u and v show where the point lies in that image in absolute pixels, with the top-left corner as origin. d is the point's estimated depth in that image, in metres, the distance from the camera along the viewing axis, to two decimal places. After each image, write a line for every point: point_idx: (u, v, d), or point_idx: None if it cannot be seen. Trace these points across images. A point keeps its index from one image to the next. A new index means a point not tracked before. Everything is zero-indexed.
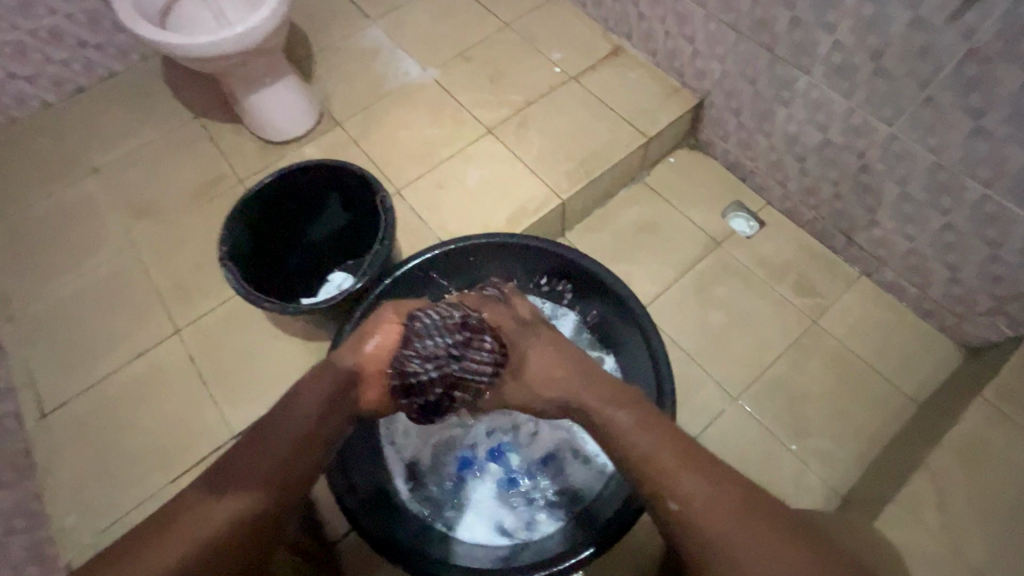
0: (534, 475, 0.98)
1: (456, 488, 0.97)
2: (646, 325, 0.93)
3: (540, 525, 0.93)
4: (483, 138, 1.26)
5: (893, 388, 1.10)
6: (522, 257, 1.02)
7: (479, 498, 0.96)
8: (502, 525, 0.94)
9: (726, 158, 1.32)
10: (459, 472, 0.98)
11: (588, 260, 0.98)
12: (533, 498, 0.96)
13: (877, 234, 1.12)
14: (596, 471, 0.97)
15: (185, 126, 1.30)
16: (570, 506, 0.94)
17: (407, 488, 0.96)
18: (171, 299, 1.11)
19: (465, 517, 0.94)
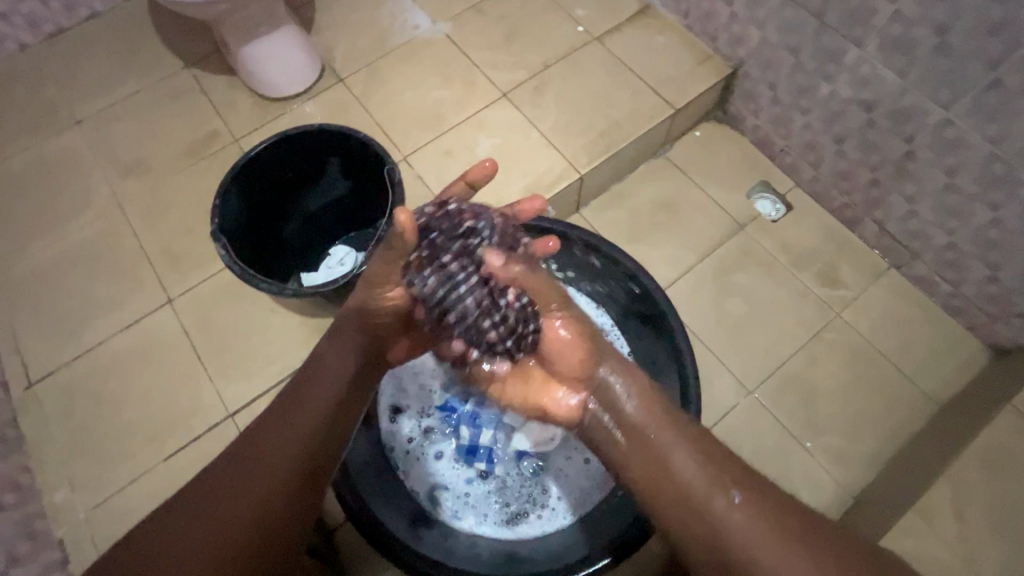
0: (504, 466, 0.93)
1: (427, 439, 0.95)
2: (674, 327, 0.87)
3: (481, 517, 0.90)
4: (496, 103, 1.17)
5: (913, 388, 1.06)
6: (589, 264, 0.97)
7: (444, 457, 0.94)
8: (452, 497, 0.91)
9: (754, 134, 1.23)
10: (439, 424, 0.96)
11: (623, 253, 0.92)
12: (492, 490, 0.92)
13: (913, 225, 1.06)
14: (567, 498, 0.91)
15: (174, 77, 1.21)
16: (516, 516, 0.90)
17: (390, 418, 0.96)
18: (161, 266, 1.05)
19: (422, 471, 0.92)
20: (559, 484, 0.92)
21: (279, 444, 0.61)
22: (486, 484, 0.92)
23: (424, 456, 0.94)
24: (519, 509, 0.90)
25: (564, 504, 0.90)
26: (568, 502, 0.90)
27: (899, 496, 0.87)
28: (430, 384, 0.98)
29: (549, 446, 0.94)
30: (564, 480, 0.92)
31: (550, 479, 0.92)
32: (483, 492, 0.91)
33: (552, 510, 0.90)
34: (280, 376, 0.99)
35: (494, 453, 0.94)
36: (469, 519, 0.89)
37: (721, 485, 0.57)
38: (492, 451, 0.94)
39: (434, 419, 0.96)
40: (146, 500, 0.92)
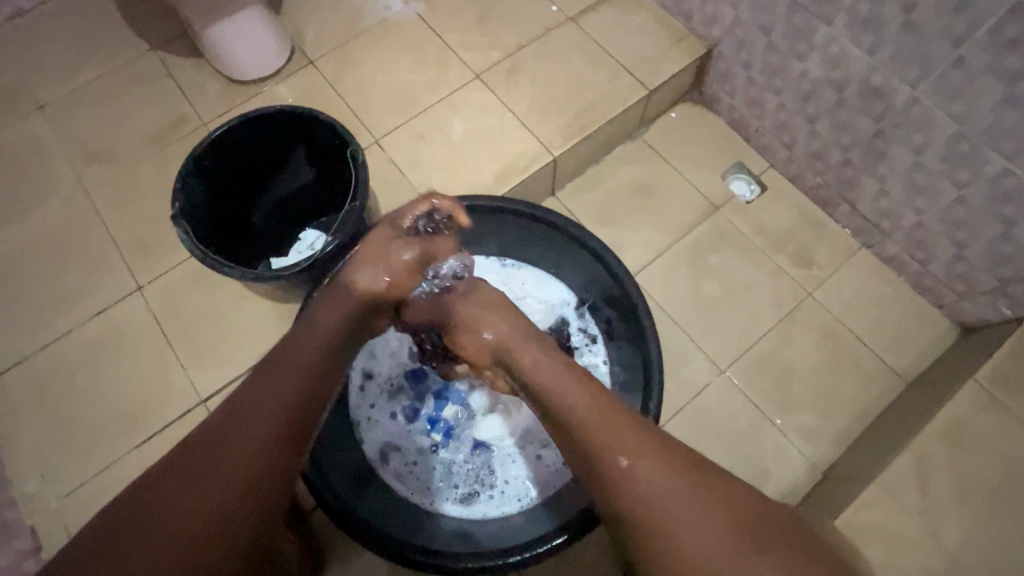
0: (463, 447, 0.95)
1: (393, 408, 0.97)
2: (638, 303, 0.87)
3: (429, 487, 0.92)
4: (469, 85, 1.15)
5: (882, 366, 1.08)
6: (577, 258, 0.96)
7: (407, 428, 0.96)
8: (406, 469, 0.93)
9: (730, 115, 1.23)
10: (406, 392, 0.98)
11: (586, 232, 0.91)
12: (448, 469, 0.93)
13: (883, 204, 1.07)
14: (517, 488, 0.92)
15: (140, 60, 1.18)
16: (463, 492, 0.92)
17: (360, 379, 0.98)
18: (130, 254, 1.04)
19: (380, 432, 0.95)
20: (512, 474, 0.93)
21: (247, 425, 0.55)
22: (440, 456, 0.94)
23: (385, 419, 0.96)
24: (467, 485, 0.92)
25: (512, 494, 0.91)
26: (517, 492, 0.91)
27: (863, 471, 0.89)
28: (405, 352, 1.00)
29: (510, 433, 0.95)
30: (518, 471, 0.93)
31: (505, 467, 0.93)
32: (437, 470, 0.93)
33: (500, 500, 0.91)
34: (252, 362, 0.98)
35: (455, 429, 0.96)
36: (416, 486, 0.92)
37: (608, 450, 0.55)
38: (455, 431, 0.96)
39: (402, 387, 0.98)
40: (118, 488, 0.91)
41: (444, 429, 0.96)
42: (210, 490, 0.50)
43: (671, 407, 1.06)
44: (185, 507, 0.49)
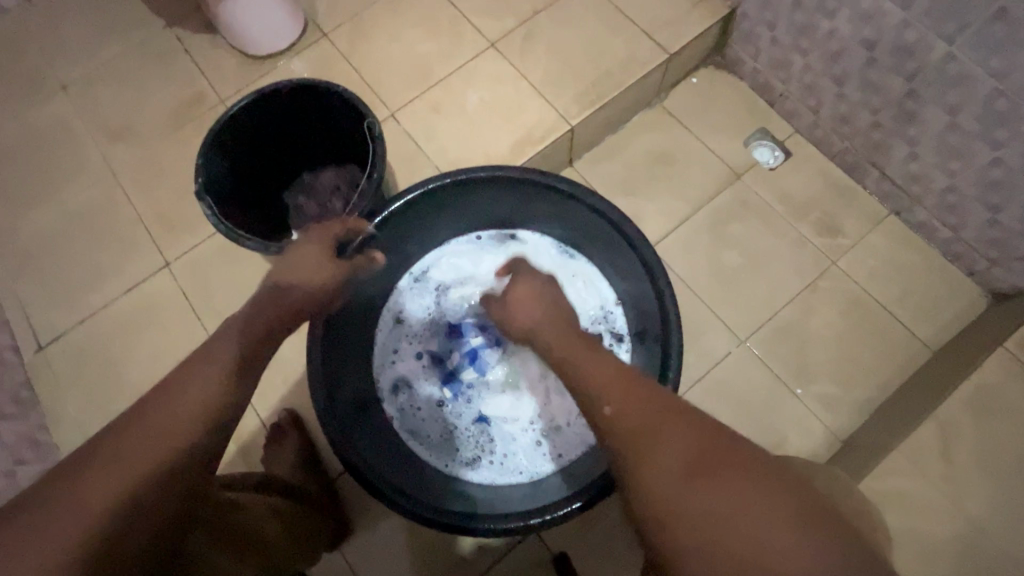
0: (470, 413, 0.96)
1: (415, 360, 0.99)
2: (659, 279, 0.84)
3: (430, 440, 0.94)
4: (484, 54, 1.13)
5: (908, 335, 1.06)
6: (616, 250, 0.92)
7: (424, 382, 0.98)
8: (415, 420, 0.95)
9: (753, 79, 1.19)
10: (434, 344, 1.00)
11: (607, 204, 0.87)
12: (453, 428, 0.95)
13: (913, 168, 1.03)
14: (519, 462, 0.93)
15: (157, 38, 1.18)
16: (461, 453, 0.93)
17: (394, 319, 1.00)
18: (157, 231, 1.07)
19: (399, 375, 0.97)
20: (517, 448, 0.93)
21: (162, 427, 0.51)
22: (449, 413, 0.96)
23: (408, 365, 0.98)
24: (467, 447, 0.94)
25: (512, 468, 0.92)
26: (518, 468, 0.92)
27: (887, 439, 0.88)
28: (445, 304, 1.01)
29: (524, 409, 0.96)
30: (524, 447, 0.93)
31: (510, 440, 0.94)
32: (444, 429, 0.95)
33: (500, 469, 0.92)
34: None
35: (471, 391, 0.97)
36: (418, 436, 0.94)
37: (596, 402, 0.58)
38: (467, 395, 0.97)
39: (432, 337, 1.00)
40: None
41: (460, 389, 0.97)
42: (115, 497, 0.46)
43: (691, 377, 1.06)
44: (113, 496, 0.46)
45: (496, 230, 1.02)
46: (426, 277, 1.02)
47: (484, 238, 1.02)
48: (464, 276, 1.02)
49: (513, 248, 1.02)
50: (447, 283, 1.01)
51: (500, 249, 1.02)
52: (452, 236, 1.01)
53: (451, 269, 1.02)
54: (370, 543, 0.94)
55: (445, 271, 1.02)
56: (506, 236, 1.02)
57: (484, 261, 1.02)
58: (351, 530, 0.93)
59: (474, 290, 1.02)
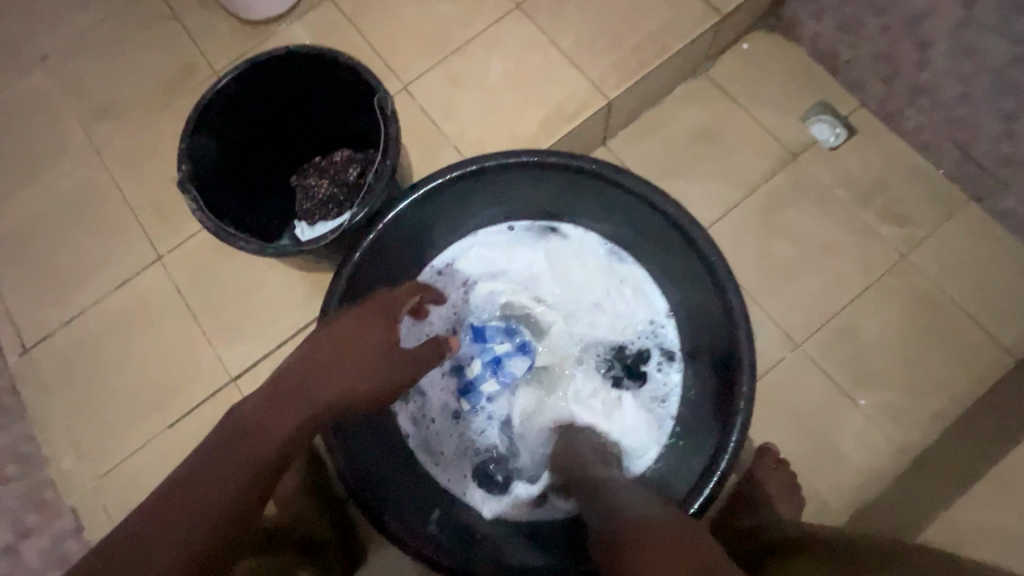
0: (494, 430, 0.87)
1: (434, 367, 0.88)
2: (728, 288, 0.72)
3: (450, 458, 0.85)
4: (508, 17, 0.99)
5: (988, 340, 0.94)
6: (668, 246, 0.81)
7: (445, 392, 0.88)
8: (433, 439, 0.86)
9: (815, 44, 1.05)
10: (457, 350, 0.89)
11: (662, 197, 0.75)
12: (475, 446, 0.86)
13: (1006, 148, 0.89)
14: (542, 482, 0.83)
15: (141, 1, 1.06)
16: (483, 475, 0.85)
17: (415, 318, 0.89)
18: (148, 220, 0.96)
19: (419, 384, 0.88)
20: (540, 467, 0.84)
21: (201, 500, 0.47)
22: (471, 430, 0.87)
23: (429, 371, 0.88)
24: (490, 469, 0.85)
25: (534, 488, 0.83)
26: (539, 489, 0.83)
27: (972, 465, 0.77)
28: (472, 303, 0.90)
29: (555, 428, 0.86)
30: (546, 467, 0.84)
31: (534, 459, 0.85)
32: (464, 448, 0.86)
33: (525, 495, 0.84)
34: (281, 337, 0.92)
35: (497, 406, 0.88)
36: (437, 454, 0.85)
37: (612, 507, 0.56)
38: (491, 410, 0.87)
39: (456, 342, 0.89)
40: (153, 467, 0.88)
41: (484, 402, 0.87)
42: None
43: None
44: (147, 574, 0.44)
45: (532, 222, 0.90)
46: (453, 270, 0.90)
47: (517, 229, 0.91)
48: (495, 271, 0.91)
49: (552, 242, 0.90)
50: (477, 278, 0.90)
51: (536, 242, 0.91)
52: (482, 226, 0.89)
53: (481, 262, 0.90)
54: None
55: (474, 264, 0.90)
56: (544, 228, 0.91)
57: (519, 256, 0.91)
58: (362, 556, 0.85)
59: (505, 288, 0.90)
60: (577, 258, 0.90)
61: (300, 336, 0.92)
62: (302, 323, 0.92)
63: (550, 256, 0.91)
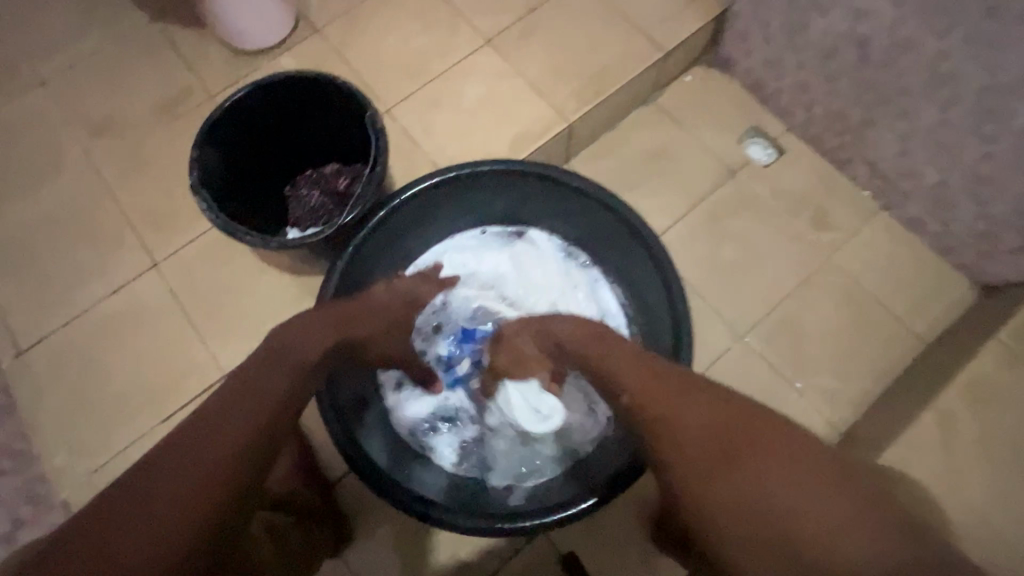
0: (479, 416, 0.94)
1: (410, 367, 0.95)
2: (672, 280, 0.84)
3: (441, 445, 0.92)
4: (480, 50, 1.12)
5: (902, 328, 1.07)
6: (619, 242, 0.92)
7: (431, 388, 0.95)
8: (423, 429, 0.93)
9: (746, 77, 1.21)
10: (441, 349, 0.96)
11: (612, 196, 0.87)
12: (463, 433, 0.93)
13: (905, 164, 1.05)
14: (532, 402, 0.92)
15: (141, 31, 1.15)
16: (472, 458, 0.92)
17: None
18: (145, 230, 1.03)
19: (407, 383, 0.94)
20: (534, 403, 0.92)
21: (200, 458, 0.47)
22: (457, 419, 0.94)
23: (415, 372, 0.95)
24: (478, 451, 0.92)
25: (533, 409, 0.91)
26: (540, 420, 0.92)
27: (887, 430, 0.88)
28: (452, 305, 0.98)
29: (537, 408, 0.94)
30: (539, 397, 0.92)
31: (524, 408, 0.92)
32: (453, 434, 0.93)
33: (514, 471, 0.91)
34: None
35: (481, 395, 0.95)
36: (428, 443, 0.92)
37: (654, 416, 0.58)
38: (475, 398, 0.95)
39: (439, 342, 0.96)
40: None
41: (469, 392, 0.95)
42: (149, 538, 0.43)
43: None
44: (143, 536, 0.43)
45: (501, 227, 1.01)
46: None
47: (488, 233, 1.01)
48: (467, 272, 1.00)
49: (519, 245, 1.01)
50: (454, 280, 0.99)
51: (504, 246, 1.01)
52: (458, 230, 1.00)
53: (456, 264, 1.00)
54: (372, 547, 0.91)
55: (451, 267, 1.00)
56: (511, 234, 1.02)
57: (488, 258, 1.01)
58: (350, 535, 0.91)
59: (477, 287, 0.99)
60: (539, 257, 1.00)
61: None
62: None
63: (516, 258, 1.01)
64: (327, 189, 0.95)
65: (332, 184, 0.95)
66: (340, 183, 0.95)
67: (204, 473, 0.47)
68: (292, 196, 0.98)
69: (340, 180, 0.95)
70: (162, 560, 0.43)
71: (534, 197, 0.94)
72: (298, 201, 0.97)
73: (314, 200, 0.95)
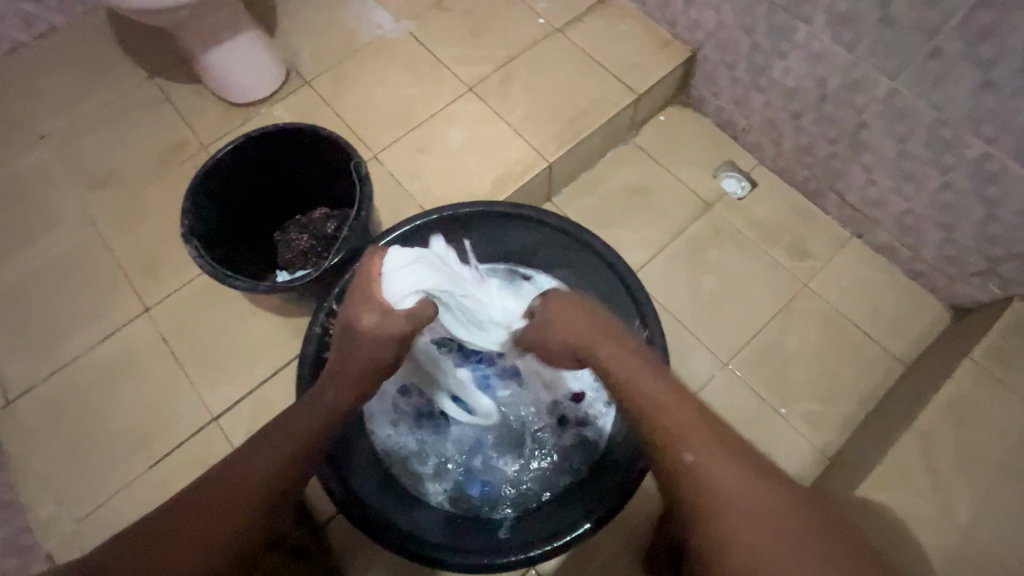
0: (462, 442, 0.94)
1: (401, 397, 0.95)
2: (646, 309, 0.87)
3: (422, 466, 0.92)
4: (463, 98, 1.18)
5: (881, 352, 1.10)
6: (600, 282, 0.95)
7: (419, 411, 0.95)
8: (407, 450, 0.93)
9: (717, 115, 1.27)
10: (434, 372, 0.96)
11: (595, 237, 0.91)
12: (445, 457, 0.93)
13: (871, 193, 1.10)
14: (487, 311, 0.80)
15: (139, 87, 1.20)
16: (451, 482, 0.91)
17: None
18: (137, 276, 1.05)
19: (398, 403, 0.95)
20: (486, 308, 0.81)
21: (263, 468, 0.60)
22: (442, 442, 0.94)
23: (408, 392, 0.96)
24: (457, 477, 0.92)
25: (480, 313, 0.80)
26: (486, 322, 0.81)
27: (870, 452, 0.89)
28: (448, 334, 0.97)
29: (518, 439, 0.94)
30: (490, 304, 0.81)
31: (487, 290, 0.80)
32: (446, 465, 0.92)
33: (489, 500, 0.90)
34: (261, 377, 0.99)
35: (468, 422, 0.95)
36: (411, 462, 0.92)
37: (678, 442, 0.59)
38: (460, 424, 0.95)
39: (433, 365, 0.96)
40: (131, 509, 0.92)
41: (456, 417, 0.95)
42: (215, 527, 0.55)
43: None
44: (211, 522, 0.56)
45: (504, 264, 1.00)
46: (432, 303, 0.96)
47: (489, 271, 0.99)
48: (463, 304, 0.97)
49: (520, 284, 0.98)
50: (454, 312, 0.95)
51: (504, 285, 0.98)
52: None
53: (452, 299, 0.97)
54: None
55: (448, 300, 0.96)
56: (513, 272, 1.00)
57: None
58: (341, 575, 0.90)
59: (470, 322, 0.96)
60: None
61: (279, 376, 1.00)
62: (281, 363, 1.00)
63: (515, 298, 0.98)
64: (314, 233, 0.99)
65: (320, 228, 0.99)
66: (328, 228, 0.98)
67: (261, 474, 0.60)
68: (280, 239, 1.01)
69: (327, 225, 0.99)
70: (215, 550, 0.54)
71: (519, 237, 0.97)
72: (286, 244, 1.00)
73: (301, 243, 0.99)
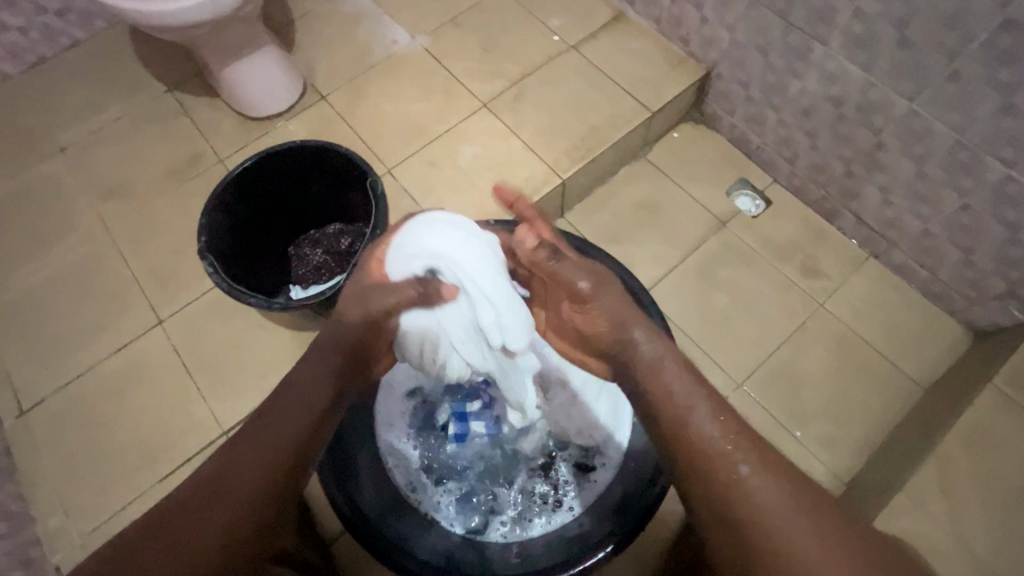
0: (459, 472, 0.92)
1: (414, 409, 0.95)
2: None
3: (417, 483, 0.90)
4: (476, 114, 1.19)
5: (899, 374, 1.08)
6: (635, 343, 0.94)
7: (425, 434, 0.93)
8: (404, 466, 0.91)
9: (731, 133, 1.27)
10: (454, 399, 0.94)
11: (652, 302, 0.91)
12: (438, 482, 0.91)
13: (888, 214, 1.09)
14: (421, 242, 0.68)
15: (157, 100, 1.22)
16: (439, 508, 0.89)
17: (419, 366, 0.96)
18: (151, 289, 1.06)
19: (409, 421, 0.94)
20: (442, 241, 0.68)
21: (257, 455, 0.59)
22: (441, 467, 0.92)
23: (420, 413, 0.95)
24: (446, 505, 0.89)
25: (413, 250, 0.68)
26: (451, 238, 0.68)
27: (888, 478, 0.87)
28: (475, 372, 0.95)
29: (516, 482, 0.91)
30: (454, 237, 0.68)
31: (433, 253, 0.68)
32: (440, 491, 0.90)
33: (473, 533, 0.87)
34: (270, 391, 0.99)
35: (472, 454, 0.92)
36: (407, 478, 0.90)
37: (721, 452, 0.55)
38: (463, 455, 0.92)
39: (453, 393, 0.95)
40: None
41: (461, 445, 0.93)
42: (218, 515, 0.55)
43: None
44: (212, 514, 0.55)
45: None
46: None
47: None
48: None
49: None
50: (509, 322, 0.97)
51: None
52: None
53: None
54: None
55: None
56: None
57: None
58: None
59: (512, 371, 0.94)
60: None
61: None
62: None
63: None
64: (328, 250, 1.00)
65: (335, 245, 1.00)
66: (342, 246, 0.99)
67: (257, 464, 0.59)
68: (296, 254, 1.02)
69: (341, 243, 1.00)
70: (225, 532, 0.54)
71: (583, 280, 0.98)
72: (301, 261, 1.01)
73: (316, 260, 1.00)
